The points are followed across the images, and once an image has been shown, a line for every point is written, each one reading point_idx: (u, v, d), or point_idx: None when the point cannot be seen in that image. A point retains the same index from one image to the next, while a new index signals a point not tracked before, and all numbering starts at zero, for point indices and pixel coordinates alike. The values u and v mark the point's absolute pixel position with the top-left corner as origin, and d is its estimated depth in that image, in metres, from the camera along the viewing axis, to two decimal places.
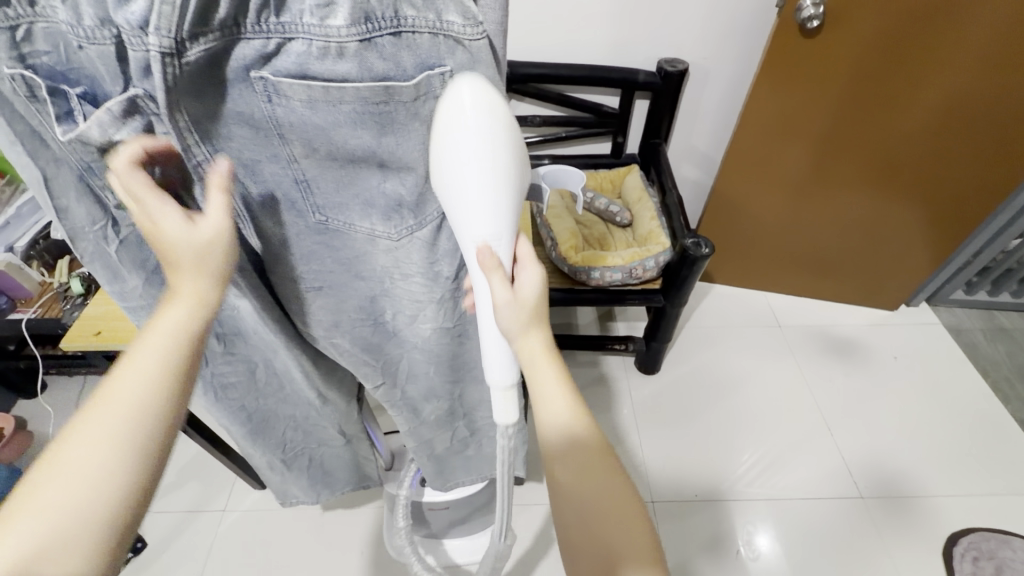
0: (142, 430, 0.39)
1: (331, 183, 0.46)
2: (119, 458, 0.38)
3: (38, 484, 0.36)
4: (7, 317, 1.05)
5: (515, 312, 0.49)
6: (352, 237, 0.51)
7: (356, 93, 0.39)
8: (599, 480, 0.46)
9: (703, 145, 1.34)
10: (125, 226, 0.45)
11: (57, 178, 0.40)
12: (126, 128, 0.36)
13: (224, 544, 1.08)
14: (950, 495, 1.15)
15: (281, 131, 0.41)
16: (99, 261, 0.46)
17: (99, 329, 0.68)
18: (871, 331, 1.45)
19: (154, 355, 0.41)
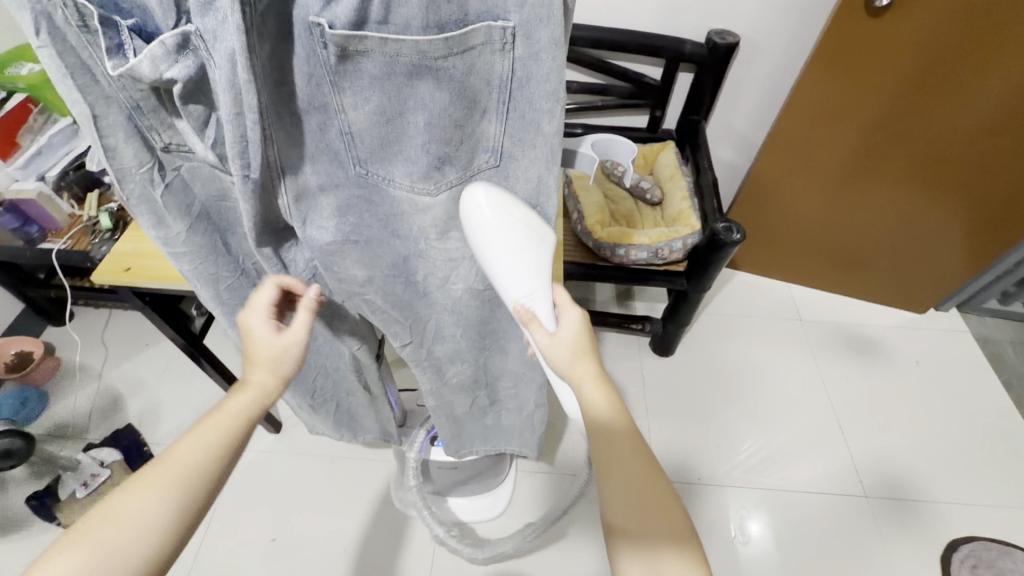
0: (182, 497, 0.45)
1: (375, 143, 0.46)
2: (159, 515, 0.44)
3: (89, 530, 0.42)
4: (38, 246, 1.08)
5: (560, 352, 0.53)
6: (392, 195, 0.50)
7: (414, 46, 0.40)
8: (639, 481, 0.48)
9: (743, 126, 1.28)
10: (169, 170, 0.49)
11: (105, 118, 0.42)
12: (177, 66, 0.37)
13: (239, 480, 1.12)
14: (955, 503, 1.14)
15: (333, 78, 0.41)
16: (145, 205, 0.50)
17: (128, 265, 0.69)
18: (896, 332, 1.42)
19: (215, 429, 0.49)
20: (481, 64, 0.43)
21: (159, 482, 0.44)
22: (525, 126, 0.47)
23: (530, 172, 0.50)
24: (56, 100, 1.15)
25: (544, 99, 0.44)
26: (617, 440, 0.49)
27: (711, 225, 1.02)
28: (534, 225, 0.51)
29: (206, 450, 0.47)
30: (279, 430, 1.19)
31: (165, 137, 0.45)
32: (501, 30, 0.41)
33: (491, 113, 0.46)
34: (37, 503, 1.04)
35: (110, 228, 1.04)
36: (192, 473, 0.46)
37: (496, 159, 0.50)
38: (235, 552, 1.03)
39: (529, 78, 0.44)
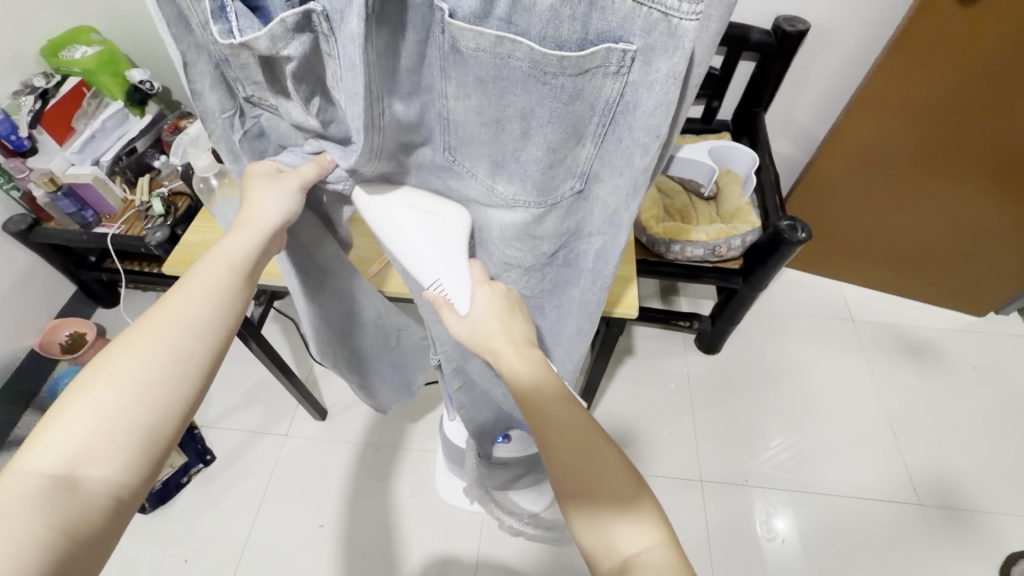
0: (186, 345, 0.41)
1: (466, 136, 0.45)
2: (161, 363, 0.39)
3: (86, 385, 0.37)
4: (93, 230, 1.10)
5: (467, 330, 0.49)
6: (469, 182, 0.49)
7: (527, 54, 0.36)
8: (585, 440, 0.42)
9: (804, 118, 1.23)
10: (250, 116, 0.46)
11: (194, 65, 0.40)
12: (294, 43, 0.35)
13: (286, 466, 1.12)
14: (1014, 514, 1.11)
15: (445, 64, 0.40)
16: (224, 144, 0.47)
17: (198, 257, 0.69)
18: (952, 335, 1.36)
19: (212, 274, 0.45)
20: (588, 88, 0.39)
21: (150, 339, 0.40)
22: (618, 152, 0.43)
23: (612, 197, 0.47)
24: (108, 84, 1.13)
25: (643, 133, 0.40)
26: (554, 404, 0.44)
27: (773, 223, 0.98)
28: (440, 214, 0.51)
29: (192, 307, 0.43)
30: (326, 417, 1.18)
31: (248, 89, 0.42)
32: (620, 53, 0.36)
33: (588, 135, 0.43)
34: None
35: (162, 214, 1.06)
36: (188, 331, 0.41)
37: (581, 183, 0.47)
38: (282, 538, 1.04)
39: (636, 105, 0.39)
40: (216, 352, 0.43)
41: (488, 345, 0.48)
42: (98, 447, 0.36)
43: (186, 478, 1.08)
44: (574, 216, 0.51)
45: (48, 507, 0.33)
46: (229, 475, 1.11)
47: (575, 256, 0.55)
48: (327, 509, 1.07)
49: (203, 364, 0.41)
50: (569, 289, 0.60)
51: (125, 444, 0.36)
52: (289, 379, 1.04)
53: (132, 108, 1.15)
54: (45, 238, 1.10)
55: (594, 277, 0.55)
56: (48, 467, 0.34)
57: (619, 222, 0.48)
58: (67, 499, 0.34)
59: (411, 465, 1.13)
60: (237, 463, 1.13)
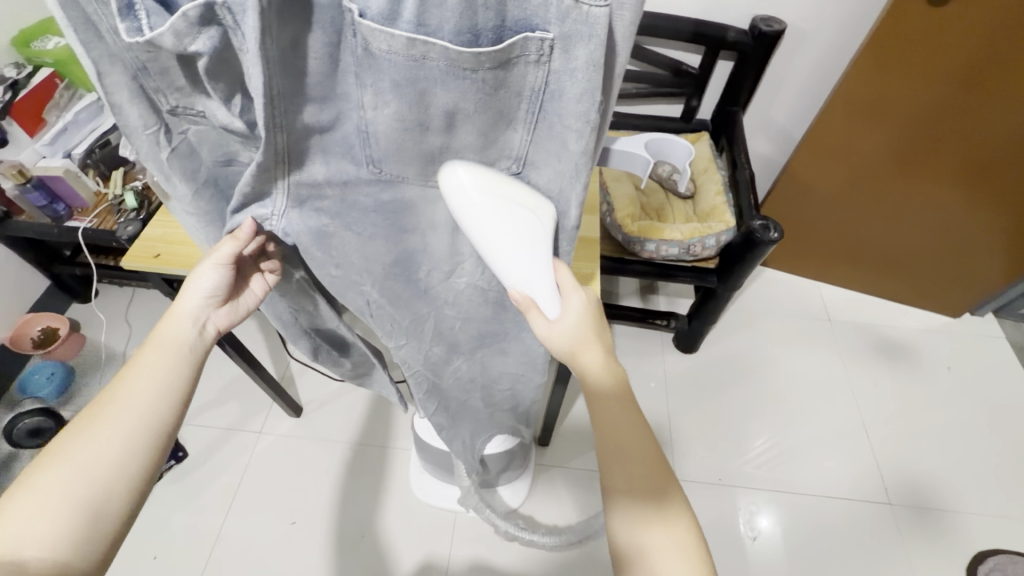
0: (131, 427, 0.47)
1: (394, 145, 0.43)
2: (111, 448, 0.45)
3: (39, 476, 0.43)
4: (64, 223, 1.08)
5: (559, 335, 0.49)
6: (406, 189, 0.48)
7: (443, 53, 0.36)
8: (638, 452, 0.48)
9: (782, 119, 1.23)
10: (176, 132, 0.45)
11: (110, 74, 0.39)
12: (202, 38, 0.34)
13: (258, 464, 1.11)
14: (981, 514, 1.12)
15: (359, 70, 0.38)
16: (152, 163, 0.46)
17: (157, 252, 0.68)
18: (928, 337, 1.37)
19: (155, 359, 0.50)
20: (511, 77, 0.39)
21: (100, 428, 0.46)
22: (551, 138, 0.43)
23: (554, 181, 0.47)
24: (81, 75, 1.12)
25: (574, 117, 0.40)
26: (623, 426, 0.48)
27: (747, 223, 0.98)
28: (534, 206, 0.46)
29: (137, 391, 0.48)
30: (300, 414, 1.17)
31: (171, 99, 0.41)
32: (538, 41, 0.36)
33: (518, 121, 0.42)
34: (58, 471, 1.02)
35: (135, 208, 1.05)
36: (132, 420, 0.47)
37: (518, 167, 0.46)
38: (251, 536, 1.03)
39: (563, 91, 0.39)
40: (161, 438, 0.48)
41: (571, 353, 0.50)
42: (52, 530, 0.41)
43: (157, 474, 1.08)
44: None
45: None
46: (200, 472, 1.10)
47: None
48: (300, 506, 1.07)
49: (147, 453, 0.47)
50: None
51: (75, 526, 0.42)
52: (261, 375, 1.03)
53: (106, 99, 1.13)
54: (16, 232, 1.09)
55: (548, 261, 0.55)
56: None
57: (564, 201, 0.48)
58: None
59: (386, 463, 1.13)
60: (209, 460, 1.12)
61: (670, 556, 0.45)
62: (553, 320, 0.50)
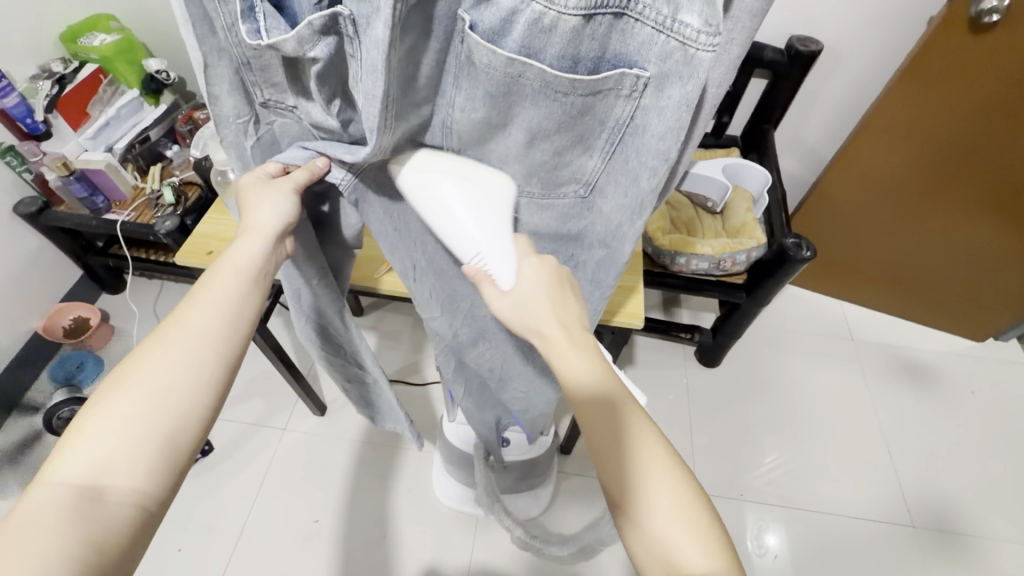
0: (201, 351, 0.42)
1: (471, 140, 0.45)
2: (179, 371, 0.41)
3: (107, 396, 0.39)
4: (103, 216, 1.11)
5: (509, 310, 0.48)
6: None
7: (540, 75, 0.37)
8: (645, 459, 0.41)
9: (813, 138, 1.24)
10: (263, 123, 0.47)
11: (215, 67, 0.40)
12: (320, 45, 0.36)
13: (282, 460, 1.12)
14: (1005, 540, 1.11)
15: (457, 76, 0.40)
16: (234, 149, 0.48)
17: (210, 249, 0.69)
18: (951, 360, 1.37)
19: (228, 279, 0.46)
20: (600, 105, 0.40)
21: (165, 351, 0.41)
22: (624, 171, 0.44)
23: (616, 212, 0.48)
24: (124, 71, 1.13)
25: (652, 154, 0.41)
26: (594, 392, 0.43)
27: (779, 240, 0.99)
28: (477, 176, 0.46)
29: (206, 314, 0.44)
30: (324, 413, 1.18)
31: (266, 94, 0.43)
32: (633, 77, 0.38)
33: (595, 147, 0.43)
34: None
35: (172, 203, 1.07)
36: (199, 345, 0.42)
37: (584, 190, 0.47)
38: (275, 532, 1.04)
39: (647, 128, 0.40)
40: (228, 368, 0.44)
41: (533, 326, 0.47)
42: (120, 457, 0.37)
43: None
44: (575, 223, 0.51)
45: (76, 519, 0.34)
46: (226, 466, 1.12)
47: (574, 266, 0.55)
48: (322, 504, 1.08)
49: (216, 384, 0.42)
50: None
51: (149, 455, 0.38)
52: (291, 372, 1.04)
53: (146, 97, 1.16)
54: (55, 221, 1.11)
55: (593, 286, 0.56)
56: (73, 478, 0.36)
57: (621, 233, 0.49)
58: (93, 510, 0.35)
59: (409, 465, 1.13)
60: (235, 454, 1.13)
61: (673, 528, 0.39)
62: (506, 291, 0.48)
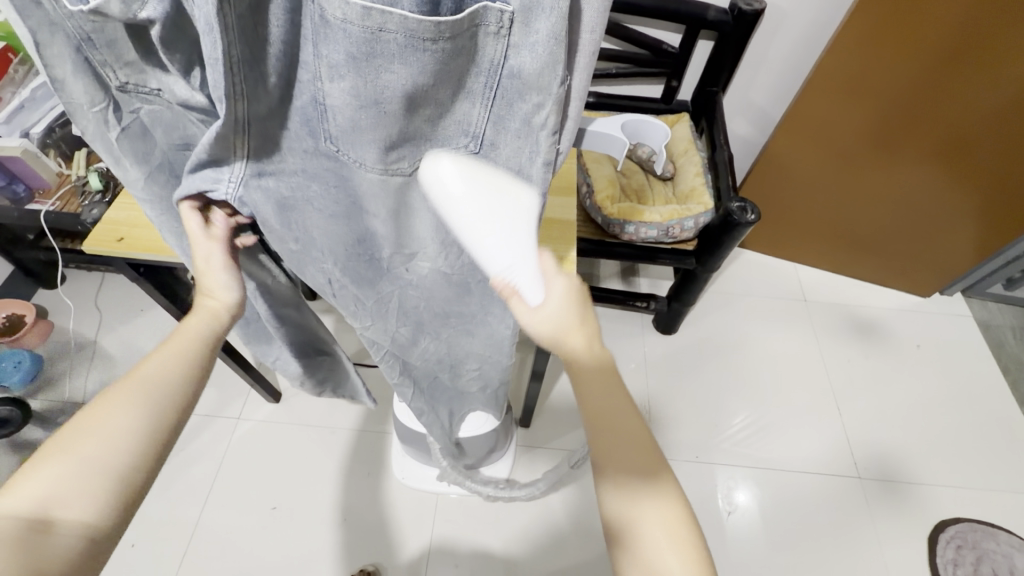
0: (162, 397, 0.45)
1: (347, 123, 0.41)
2: (138, 414, 0.43)
3: (72, 436, 0.41)
4: (24, 206, 1.03)
5: (542, 324, 0.46)
6: (361, 175, 0.46)
7: (401, 23, 0.35)
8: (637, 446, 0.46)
9: (761, 100, 1.24)
10: (126, 111, 0.44)
11: (50, 46, 0.38)
12: (151, 4, 0.33)
13: (238, 449, 1.10)
14: (945, 485, 1.16)
15: (315, 34, 0.37)
16: (101, 143, 0.45)
17: (121, 235, 0.65)
18: (899, 316, 1.41)
19: (186, 339, 0.50)
20: (472, 48, 0.38)
21: (130, 397, 0.44)
22: (510, 118, 0.42)
23: (513, 160, 0.45)
24: None
25: (534, 91, 0.40)
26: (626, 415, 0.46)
27: (724, 204, 0.98)
28: (509, 189, 0.45)
29: (170, 366, 0.47)
30: (280, 399, 1.16)
31: (121, 75, 0.40)
32: (498, 12, 0.36)
33: (474, 96, 0.41)
34: None
35: (100, 189, 1.01)
36: (159, 394, 0.45)
37: (475, 144, 0.45)
38: (233, 519, 1.03)
39: (521, 66, 0.39)
40: (183, 422, 0.46)
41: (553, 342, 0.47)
42: (72, 493, 0.38)
43: None
44: None
45: (21, 548, 0.36)
46: (179, 459, 1.09)
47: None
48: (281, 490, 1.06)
49: (167, 434, 0.44)
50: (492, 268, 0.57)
51: (98, 491, 0.39)
52: (238, 361, 1.01)
53: None
54: None
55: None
56: (23, 511, 0.37)
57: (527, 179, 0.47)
58: (36, 540, 0.36)
59: (368, 447, 1.12)
60: (187, 446, 1.10)
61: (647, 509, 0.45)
62: (534, 308, 0.46)
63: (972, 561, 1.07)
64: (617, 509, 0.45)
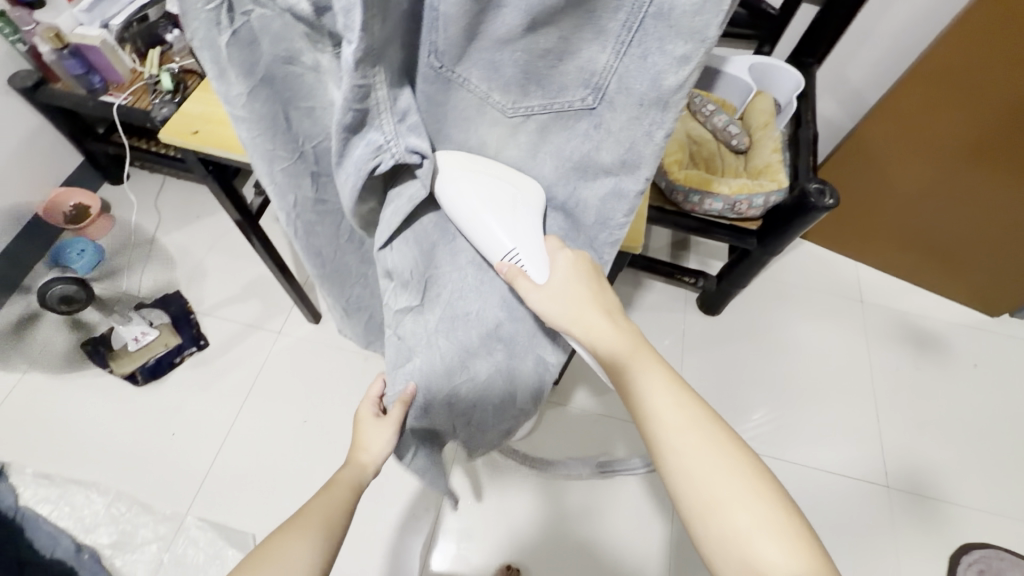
0: (320, 530, 0.56)
1: (460, 40, 0.42)
2: (306, 544, 0.54)
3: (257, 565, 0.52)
4: (100, 98, 1.06)
5: (546, 302, 0.52)
6: (462, 96, 0.47)
7: None
8: (709, 447, 0.47)
9: (856, 79, 1.15)
10: (238, 12, 0.39)
11: None
12: None
13: (275, 362, 1.12)
14: (978, 509, 1.12)
15: None
16: (210, 49, 0.41)
17: (195, 128, 0.65)
18: (961, 332, 1.32)
19: (338, 490, 0.62)
20: None
21: (298, 531, 0.55)
22: (641, 72, 0.41)
23: (626, 126, 0.45)
24: None
25: (683, 39, 0.38)
26: (686, 423, 0.48)
27: (801, 185, 0.93)
28: (517, 181, 0.53)
29: (325, 510, 0.59)
30: (319, 321, 1.17)
31: None
32: None
33: (608, 38, 0.41)
34: (91, 350, 1.07)
35: (171, 91, 1.01)
36: (319, 528, 0.56)
37: (591, 95, 0.45)
38: (263, 426, 1.05)
39: (674, 6, 0.37)
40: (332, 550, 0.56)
41: (577, 312, 0.52)
42: None
43: (179, 359, 1.10)
44: (579, 141, 0.49)
45: None
46: (218, 363, 1.11)
47: (574, 203, 0.54)
48: (312, 406, 1.08)
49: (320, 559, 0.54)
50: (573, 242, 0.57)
51: None
52: (286, 276, 1.01)
53: None
54: (51, 100, 1.07)
55: (600, 227, 0.54)
56: None
57: (635, 159, 0.48)
58: None
59: None
60: (227, 352, 1.13)
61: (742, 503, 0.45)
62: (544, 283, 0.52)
63: None
64: (713, 527, 0.45)
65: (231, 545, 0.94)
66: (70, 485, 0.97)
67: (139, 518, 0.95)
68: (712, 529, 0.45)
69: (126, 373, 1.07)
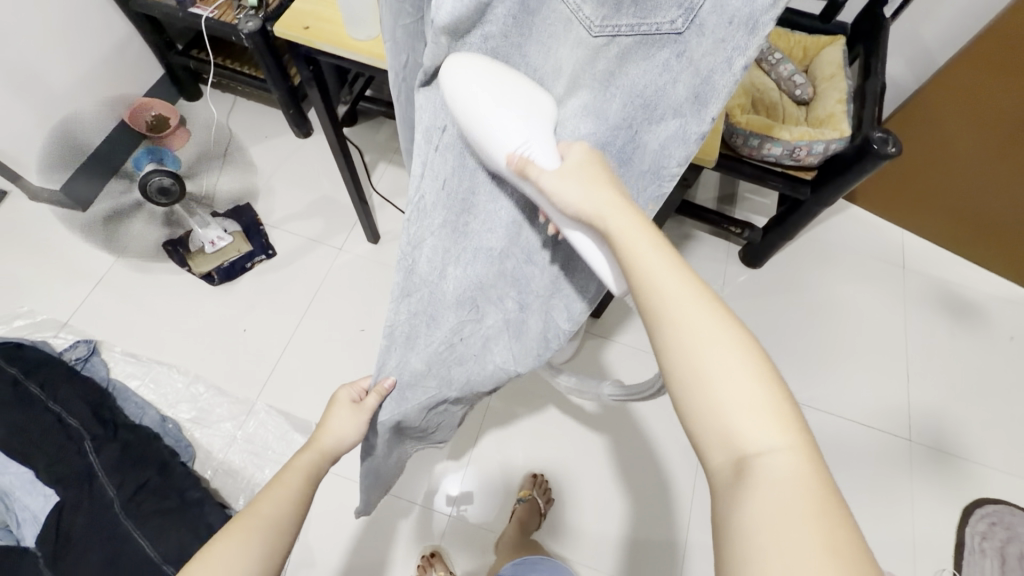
0: (292, 501, 0.54)
1: None
2: (279, 515, 0.52)
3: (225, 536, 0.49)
4: (188, 10, 1.10)
5: (561, 175, 0.42)
6: (536, 2, 0.39)
7: None
8: (707, 325, 0.36)
9: (929, 37, 1.14)
10: None
11: None
12: None
13: (337, 275, 1.20)
14: (998, 470, 1.16)
15: None
16: None
17: (306, 24, 0.71)
18: (1003, 305, 1.33)
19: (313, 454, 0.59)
20: None
21: (268, 503, 0.53)
22: None
23: (714, 49, 0.38)
24: None
25: None
26: (665, 273, 0.38)
27: (865, 133, 0.94)
28: None
29: (296, 479, 0.56)
30: (376, 242, 1.24)
31: None
32: None
33: None
34: (172, 249, 1.16)
35: (255, 6, 1.06)
36: (292, 498, 0.54)
37: (682, 11, 0.37)
38: (326, 331, 1.13)
39: None
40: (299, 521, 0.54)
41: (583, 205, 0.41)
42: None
43: (250, 265, 1.19)
44: (659, 68, 0.40)
45: None
46: (284, 271, 1.20)
47: (632, 150, 0.45)
48: (370, 316, 1.16)
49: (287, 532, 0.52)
50: (621, 195, 0.49)
51: None
52: (356, 190, 1.07)
53: None
54: (144, 8, 1.12)
55: (650, 178, 0.47)
56: None
57: (707, 94, 0.40)
58: None
59: None
60: (293, 262, 1.21)
61: (733, 387, 0.34)
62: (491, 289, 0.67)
63: (1001, 540, 1.10)
64: (695, 398, 0.35)
65: (296, 430, 1.04)
66: (154, 366, 1.08)
67: (216, 399, 1.06)
68: (698, 400, 0.35)
69: (203, 273, 1.16)
